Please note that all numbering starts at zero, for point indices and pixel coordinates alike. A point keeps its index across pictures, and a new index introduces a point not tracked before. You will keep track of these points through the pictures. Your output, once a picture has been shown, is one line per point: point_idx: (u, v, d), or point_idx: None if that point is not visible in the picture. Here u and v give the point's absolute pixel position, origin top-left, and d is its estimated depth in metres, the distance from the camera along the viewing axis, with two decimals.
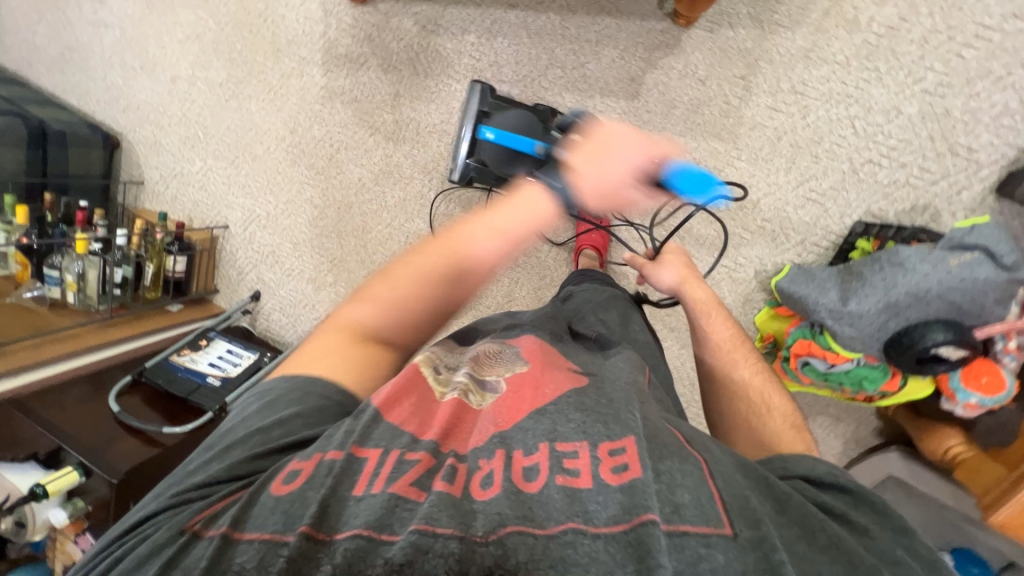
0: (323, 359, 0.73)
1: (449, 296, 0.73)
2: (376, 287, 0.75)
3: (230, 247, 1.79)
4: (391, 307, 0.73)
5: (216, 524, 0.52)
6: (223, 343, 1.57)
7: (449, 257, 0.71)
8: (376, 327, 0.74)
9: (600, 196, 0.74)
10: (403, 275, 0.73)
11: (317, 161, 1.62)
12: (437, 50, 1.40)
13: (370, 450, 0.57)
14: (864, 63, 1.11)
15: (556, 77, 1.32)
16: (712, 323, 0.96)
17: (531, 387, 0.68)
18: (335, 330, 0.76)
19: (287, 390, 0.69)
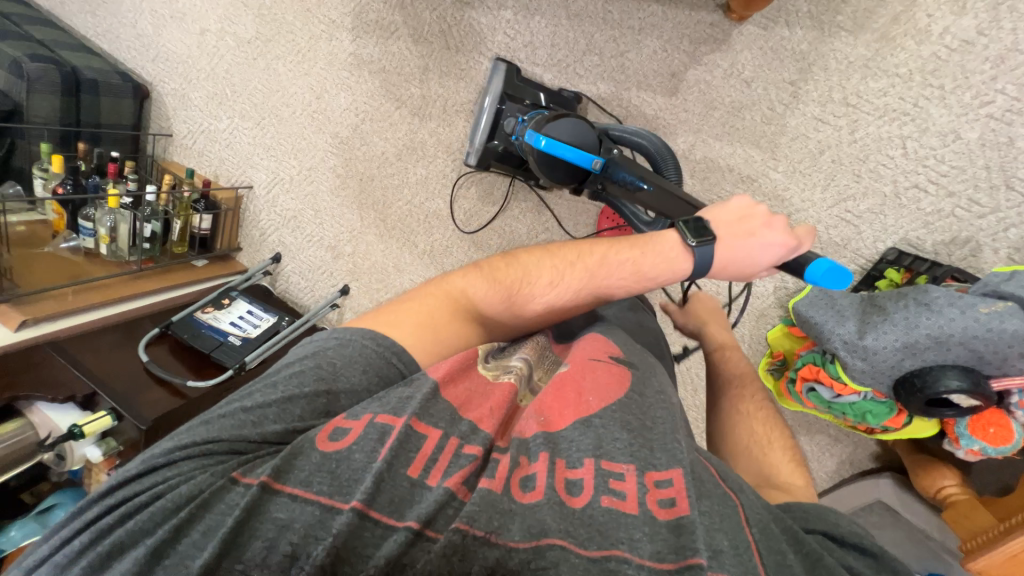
0: (424, 320, 0.77)
1: (559, 302, 0.84)
2: (506, 276, 0.84)
3: (253, 208, 1.82)
4: (511, 301, 0.83)
5: (253, 473, 0.54)
6: (244, 304, 1.63)
7: (591, 279, 0.83)
8: (485, 312, 0.82)
9: (731, 267, 0.83)
10: (541, 277, 0.84)
11: (341, 130, 1.60)
12: (470, 25, 1.33)
13: (427, 428, 0.59)
14: (929, 79, 1.02)
15: (593, 64, 1.25)
16: (731, 362, 1.00)
17: (574, 390, 0.68)
18: (444, 296, 0.81)
19: (371, 348, 0.71)
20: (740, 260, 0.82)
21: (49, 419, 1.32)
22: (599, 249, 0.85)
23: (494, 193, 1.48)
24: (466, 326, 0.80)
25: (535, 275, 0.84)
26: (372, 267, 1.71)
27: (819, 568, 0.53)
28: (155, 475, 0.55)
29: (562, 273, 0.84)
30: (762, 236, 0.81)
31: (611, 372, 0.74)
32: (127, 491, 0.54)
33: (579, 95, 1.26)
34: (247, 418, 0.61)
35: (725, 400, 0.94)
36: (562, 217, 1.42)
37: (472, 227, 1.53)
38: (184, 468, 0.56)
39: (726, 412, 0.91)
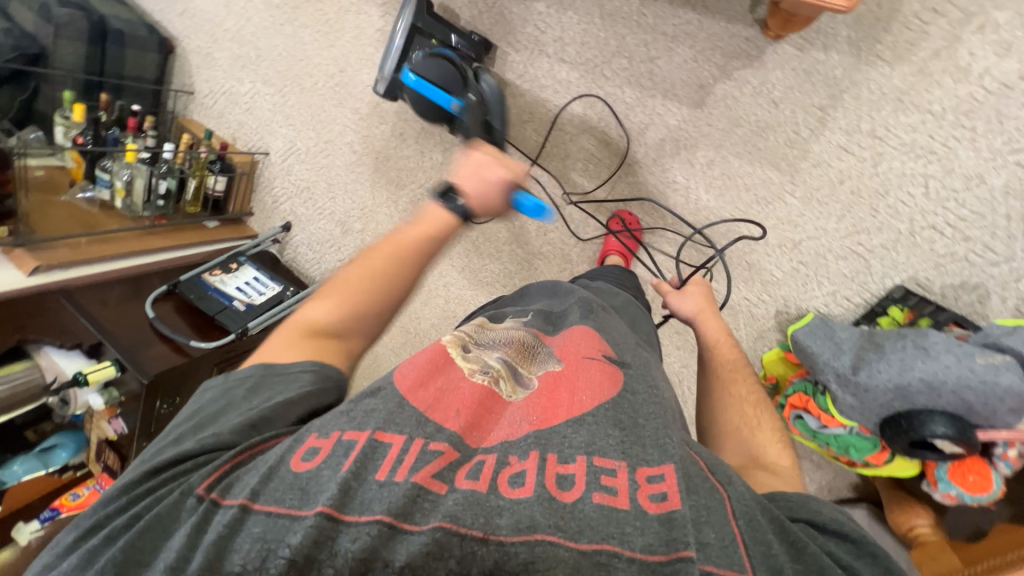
0: (288, 349, 0.81)
1: (388, 283, 0.86)
2: (330, 288, 0.86)
3: (268, 174, 1.83)
4: (345, 301, 0.83)
5: (232, 494, 0.58)
6: (251, 270, 1.65)
7: (398, 252, 0.88)
8: (329, 324, 0.83)
9: (468, 196, 0.91)
10: (356, 272, 0.86)
11: (362, 106, 1.59)
12: (500, 12, 1.30)
13: (393, 436, 0.61)
14: (961, 120, 1.00)
15: (620, 67, 1.23)
16: (719, 347, 0.98)
17: (566, 391, 0.69)
18: (290, 331, 0.84)
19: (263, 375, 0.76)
20: (473, 189, 0.91)
21: (56, 364, 1.37)
22: (394, 238, 0.89)
23: None
24: (332, 341, 0.83)
25: (362, 277, 0.86)
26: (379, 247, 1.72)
27: (805, 558, 0.56)
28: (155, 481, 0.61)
29: (370, 263, 0.87)
30: (489, 167, 0.91)
31: (604, 371, 0.74)
32: (120, 504, 0.60)
33: (486, 43, 1.28)
34: (227, 431, 0.66)
35: (718, 383, 0.91)
36: (571, 218, 1.41)
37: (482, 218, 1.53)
38: (167, 481, 0.61)
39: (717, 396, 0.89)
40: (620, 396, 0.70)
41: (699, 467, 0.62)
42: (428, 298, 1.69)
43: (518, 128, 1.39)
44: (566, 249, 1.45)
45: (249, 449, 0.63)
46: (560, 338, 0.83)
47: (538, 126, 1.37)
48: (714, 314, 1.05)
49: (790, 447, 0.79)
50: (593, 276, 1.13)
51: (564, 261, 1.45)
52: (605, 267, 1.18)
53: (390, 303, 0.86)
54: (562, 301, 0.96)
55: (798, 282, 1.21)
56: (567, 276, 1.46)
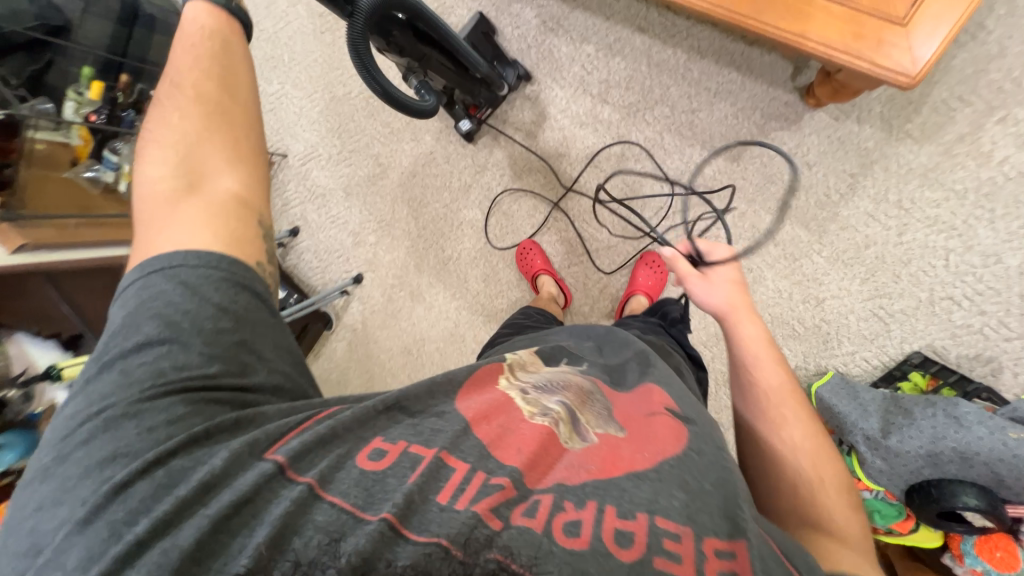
0: (165, 234, 0.61)
1: (206, 102, 0.69)
2: (150, 151, 0.66)
3: (282, 176, 1.77)
4: (185, 139, 0.66)
5: (301, 468, 0.52)
6: None
7: (182, 77, 0.70)
8: (186, 168, 0.64)
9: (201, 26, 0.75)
10: (162, 119, 0.68)
11: (394, 121, 1.58)
12: (549, 49, 1.34)
13: (457, 460, 0.57)
14: (983, 201, 1.07)
15: (661, 115, 1.27)
16: (763, 369, 0.78)
17: (629, 444, 0.63)
18: (151, 212, 0.63)
19: (174, 267, 0.59)
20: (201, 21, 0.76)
21: (27, 354, 1.23)
22: (179, 83, 0.70)
23: (533, 215, 1.46)
24: (205, 185, 0.65)
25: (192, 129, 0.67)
26: (392, 262, 1.67)
27: None
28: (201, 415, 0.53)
29: (166, 106, 0.69)
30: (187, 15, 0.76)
31: (667, 426, 0.66)
32: (143, 426, 0.52)
33: (527, 74, 1.35)
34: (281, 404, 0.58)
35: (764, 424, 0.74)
36: (596, 254, 1.41)
37: (504, 244, 1.51)
38: (214, 414, 0.54)
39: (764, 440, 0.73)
40: (695, 452, 0.62)
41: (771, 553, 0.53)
42: (437, 319, 1.62)
43: (553, 161, 1.41)
44: (589, 284, 1.43)
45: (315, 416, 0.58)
46: (618, 394, 0.75)
47: (574, 162, 1.39)
48: (750, 313, 0.84)
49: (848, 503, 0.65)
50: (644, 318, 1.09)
51: (585, 296, 1.43)
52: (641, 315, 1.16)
53: (240, 137, 0.70)
54: (615, 343, 0.90)
55: (820, 339, 1.23)
56: (586, 311, 1.43)
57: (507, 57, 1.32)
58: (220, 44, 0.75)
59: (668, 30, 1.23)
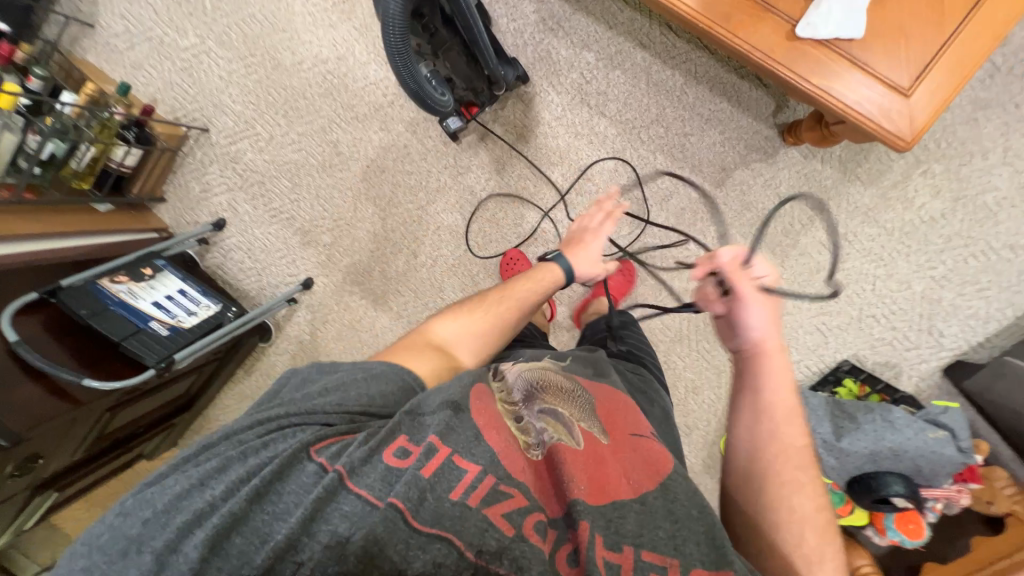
0: (427, 336, 0.93)
1: (488, 323, 0.97)
2: (458, 312, 0.99)
3: (202, 156, 1.44)
4: (468, 329, 0.95)
5: (334, 461, 0.67)
6: (175, 280, 1.26)
7: (507, 292, 1.03)
8: (451, 341, 0.93)
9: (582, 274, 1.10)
10: (478, 301, 1.01)
11: (358, 105, 1.36)
12: (548, 50, 1.26)
13: (468, 463, 0.67)
14: (901, 239, 1.29)
15: (655, 135, 1.28)
16: (782, 423, 0.71)
17: (610, 468, 0.71)
18: (422, 337, 0.94)
19: (388, 368, 0.81)
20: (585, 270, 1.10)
21: None
22: (507, 293, 1.03)
23: (516, 224, 1.36)
24: (440, 350, 0.91)
25: (499, 305, 1.00)
26: (350, 267, 1.47)
27: None
28: (270, 424, 0.71)
29: (484, 296, 1.02)
30: (591, 239, 1.12)
31: (650, 452, 0.76)
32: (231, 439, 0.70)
33: (525, 75, 1.26)
34: (324, 419, 0.73)
35: (768, 479, 0.69)
36: None
37: (487, 253, 1.38)
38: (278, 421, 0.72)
39: (767, 498, 0.68)
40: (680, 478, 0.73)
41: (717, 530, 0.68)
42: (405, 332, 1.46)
43: (543, 169, 1.34)
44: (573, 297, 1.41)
45: (349, 425, 0.74)
46: (603, 396, 0.84)
47: (566, 172, 1.33)
48: (783, 361, 0.73)
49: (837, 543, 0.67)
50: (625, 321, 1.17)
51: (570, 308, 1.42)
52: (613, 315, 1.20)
53: (484, 347, 0.95)
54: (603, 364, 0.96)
55: None
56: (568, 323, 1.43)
57: (502, 51, 1.22)
58: (536, 291, 1.05)
59: (669, 50, 1.23)
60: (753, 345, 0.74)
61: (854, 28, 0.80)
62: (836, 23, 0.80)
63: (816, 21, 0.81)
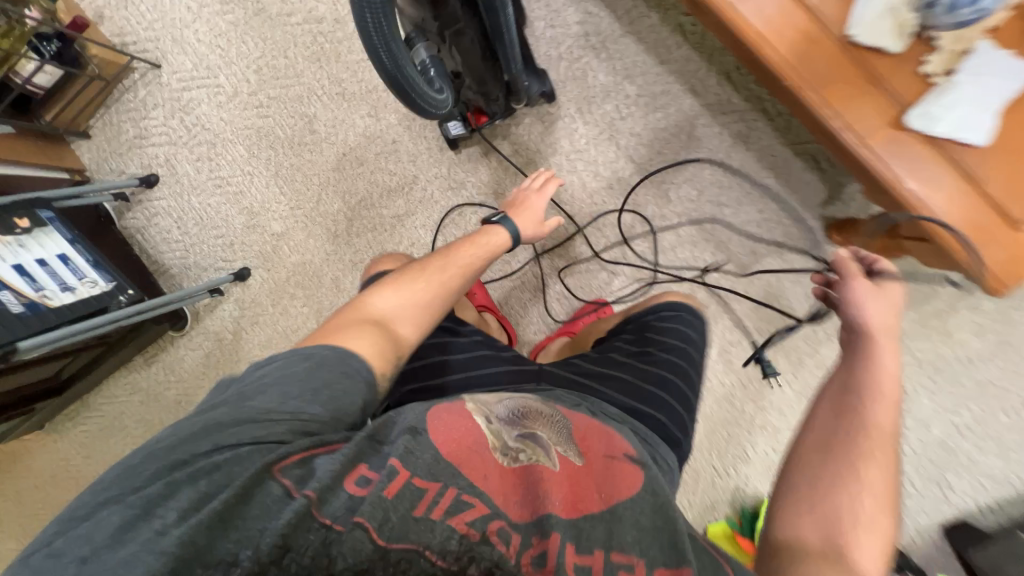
0: (362, 313, 0.66)
1: (447, 290, 0.72)
2: (402, 276, 0.72)
3: (145, 94, 1.18)
4: (421, 300, 0.70)
5: (303, 485, 0.48)
6: (59, 240, 0.97)
7: (461, 249, 0.77)
8: (397, 315, 0.68)
9: (532, 230, 0.86)
10: (428, 262, 0.75)
11: (347, 80, 1.13)
12: (583, 70, 1.06)
13: (426, 478, 0.51)
14: (932, 374, 1.11)
15: (686, 196, 1.09)
16: (878, 411, 0.58)
17: (586, 484, 0.56)
18: (359, 310, 0.67)
19: (333, 357, 0.58)
20: (533, 224, 0.86)
21: None
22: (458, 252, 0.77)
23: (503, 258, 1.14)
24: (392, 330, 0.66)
25: (446, 268, 0.74)
26: (297, 266, 1.22)
27: None
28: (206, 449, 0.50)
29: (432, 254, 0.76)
30: (536, 199, 0.89)
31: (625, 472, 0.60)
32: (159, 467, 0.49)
33: (552, 95, 1.05)
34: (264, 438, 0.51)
35: (844, 455, 0.56)
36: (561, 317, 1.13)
37: None
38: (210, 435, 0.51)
39: (832, 469, 0.55)
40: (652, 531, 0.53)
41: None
42: None
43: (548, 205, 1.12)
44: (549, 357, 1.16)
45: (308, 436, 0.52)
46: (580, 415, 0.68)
47: (574, 215, 1.11)
48: (896, 345, 0.62)
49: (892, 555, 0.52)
50: (687, 325, 0.87)
51: None
52: (682, 306, 0.88)
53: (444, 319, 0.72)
54: (591, 408, 0.71)
55: None
56: None
57: (530, 58, 1.01)
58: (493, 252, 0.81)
59: (723, 104, 1.05)
60: (866, 323, 0.63)
61: (977, 131, 0.62)
62: (957, 119, 0.62)
63: (936, 111, 0.62)
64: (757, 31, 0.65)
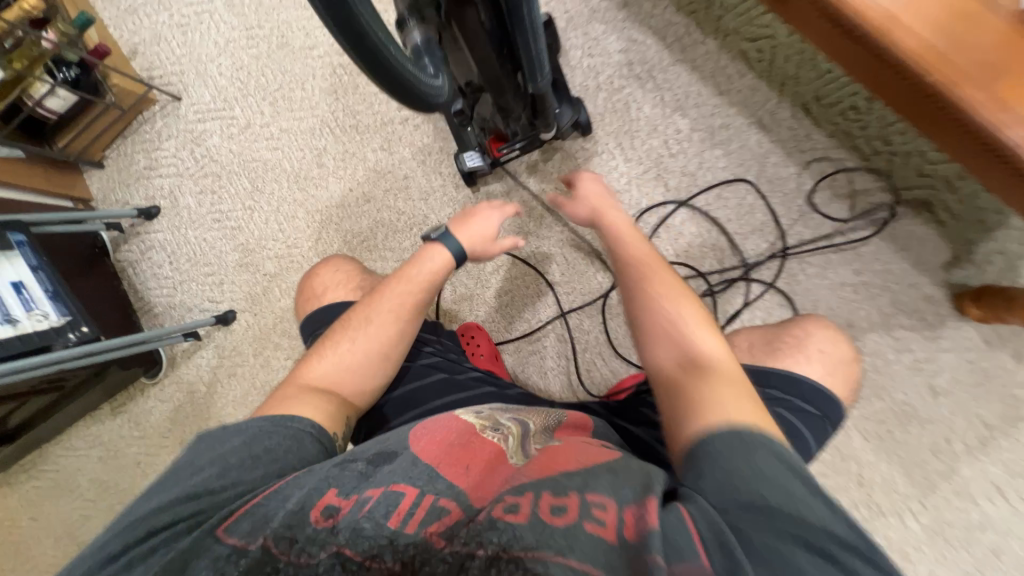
0: (305, 373, 0.61)
1: (380, 335, 0.63)
2: (335, 330, 0.64)
3: (162, 125, 1.13)
4: (358, 353, 0.62)
5: (253, 536, 0.42)
6: (23, 265, 0.86)
7: (388, 286, 0.66)
8: (336, 374, 0.61)
9: (471, 247, 0.70)
10: (359, 308, 0.65)
11: (362, 113, 1.04)
12: (626, 102, 0.91)
13: (404, 485, 0.44)
14: None
15: (754, 249, 0.87)
16: (625, 255, 0.62)
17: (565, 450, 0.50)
18: (298, 377, 0.61)
19: (270, 425, 0.53)
20: (472, 240, 0.70)
21: None
22: (387, 286, 0.66)
23: (522, 315, 0.93)
24: (336, 391, 0.60)
25: (376, 313, 0.64)
26: (286, 312, 1.07)
27: None
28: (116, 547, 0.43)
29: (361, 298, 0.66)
30: (484, 209, 0.71)
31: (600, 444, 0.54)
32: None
33: (589, 128, 0.90)
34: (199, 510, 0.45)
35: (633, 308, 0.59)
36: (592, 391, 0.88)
37: None
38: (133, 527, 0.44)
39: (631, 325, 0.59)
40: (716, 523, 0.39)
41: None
42: None
43: (578, 253, 0.92)
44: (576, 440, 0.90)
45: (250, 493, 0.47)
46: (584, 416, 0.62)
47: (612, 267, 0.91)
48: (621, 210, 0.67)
49: (711, 334, 0.54)
50: (790, 406, 0.62)
51: None
52: (805, 378, 0.62)
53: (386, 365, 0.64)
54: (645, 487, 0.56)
55: None
56: None
57: (564, 86, 0.87)
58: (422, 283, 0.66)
59: (800, 140, 0.86)
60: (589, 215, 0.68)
61: None
62: None
63: None
64: (894, 17, 0.51)
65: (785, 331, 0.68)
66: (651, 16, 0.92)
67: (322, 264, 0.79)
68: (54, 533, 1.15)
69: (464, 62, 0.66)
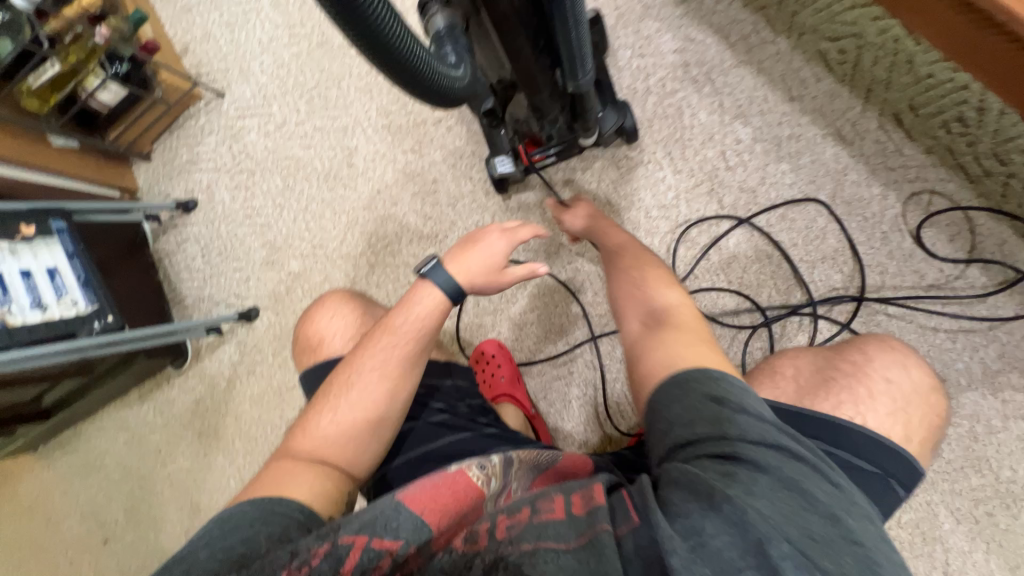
0: (297, 444, 0.56)
1: (374, 395, 0.58)
2: (327, 392, 0.59)
3: (205, 120, 1.15)
4: (353, 415, 0.57)
5: None
6: (59, 251, 0.87)
7: (377, 337, 0.60)
8: (329, 440, 0.56)
9: (474, 282, 0.62)
10: (349, 365, 0.60)
11: (396, 113, 1.00)
12: (679, 107, 0.82)
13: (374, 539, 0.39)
14: None
15: (824, 280, 0.75)
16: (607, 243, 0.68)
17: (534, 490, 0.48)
18: (290, 446, 0.56)
19: (257, 506, 0.47)
20: (472, 277, 0.62)
21: None
22: (375, 337, 0.60)
23: (548, 336, 0.85)
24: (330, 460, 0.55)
25: (368, 369, 0.59)
26: None
27: None
28: None
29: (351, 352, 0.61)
30: (491, 235, 0.63)
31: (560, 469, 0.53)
32: None
33: (636, 134, 0.81)
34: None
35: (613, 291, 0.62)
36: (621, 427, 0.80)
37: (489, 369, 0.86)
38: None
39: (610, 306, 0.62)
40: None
41: (827, 488, 0.41)
42: None
43: None
44: None
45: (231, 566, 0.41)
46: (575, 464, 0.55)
47: None
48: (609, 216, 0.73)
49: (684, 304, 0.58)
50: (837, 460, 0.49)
51: None
52: (852, 426, 0.49)
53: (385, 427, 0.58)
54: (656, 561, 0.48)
55: None
56: None
57: (610, 88, 0.80)
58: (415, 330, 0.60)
59: (887, 156, 0.74)
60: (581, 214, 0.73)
61: None
62: None
63: None
64: None
65: (838, 358, 0.56)
66: (712, 13, 0.82)
67: (318, 309, 0.74)
68: (71, 519, 1.15)
69: (498, 55, 0.61)
